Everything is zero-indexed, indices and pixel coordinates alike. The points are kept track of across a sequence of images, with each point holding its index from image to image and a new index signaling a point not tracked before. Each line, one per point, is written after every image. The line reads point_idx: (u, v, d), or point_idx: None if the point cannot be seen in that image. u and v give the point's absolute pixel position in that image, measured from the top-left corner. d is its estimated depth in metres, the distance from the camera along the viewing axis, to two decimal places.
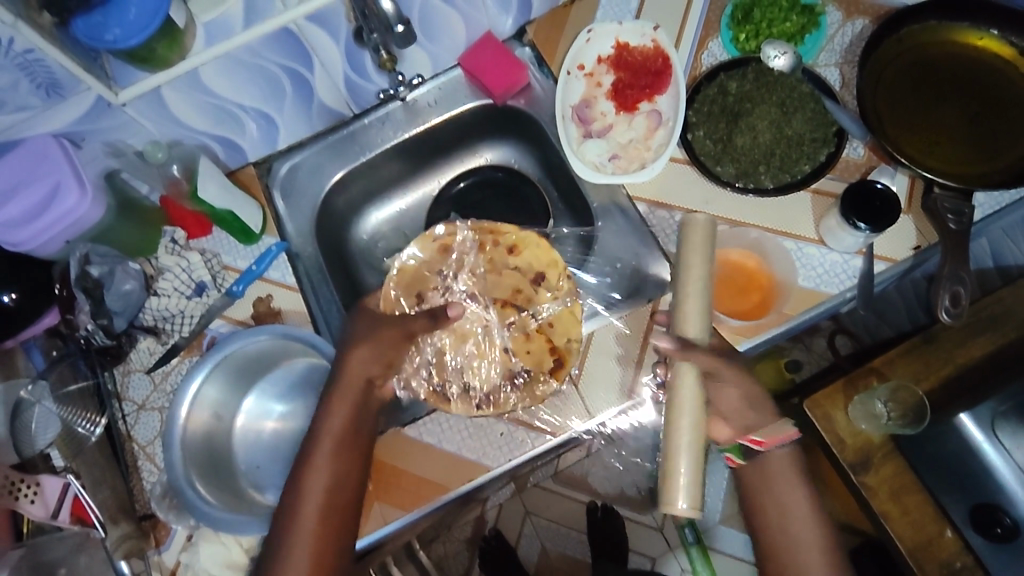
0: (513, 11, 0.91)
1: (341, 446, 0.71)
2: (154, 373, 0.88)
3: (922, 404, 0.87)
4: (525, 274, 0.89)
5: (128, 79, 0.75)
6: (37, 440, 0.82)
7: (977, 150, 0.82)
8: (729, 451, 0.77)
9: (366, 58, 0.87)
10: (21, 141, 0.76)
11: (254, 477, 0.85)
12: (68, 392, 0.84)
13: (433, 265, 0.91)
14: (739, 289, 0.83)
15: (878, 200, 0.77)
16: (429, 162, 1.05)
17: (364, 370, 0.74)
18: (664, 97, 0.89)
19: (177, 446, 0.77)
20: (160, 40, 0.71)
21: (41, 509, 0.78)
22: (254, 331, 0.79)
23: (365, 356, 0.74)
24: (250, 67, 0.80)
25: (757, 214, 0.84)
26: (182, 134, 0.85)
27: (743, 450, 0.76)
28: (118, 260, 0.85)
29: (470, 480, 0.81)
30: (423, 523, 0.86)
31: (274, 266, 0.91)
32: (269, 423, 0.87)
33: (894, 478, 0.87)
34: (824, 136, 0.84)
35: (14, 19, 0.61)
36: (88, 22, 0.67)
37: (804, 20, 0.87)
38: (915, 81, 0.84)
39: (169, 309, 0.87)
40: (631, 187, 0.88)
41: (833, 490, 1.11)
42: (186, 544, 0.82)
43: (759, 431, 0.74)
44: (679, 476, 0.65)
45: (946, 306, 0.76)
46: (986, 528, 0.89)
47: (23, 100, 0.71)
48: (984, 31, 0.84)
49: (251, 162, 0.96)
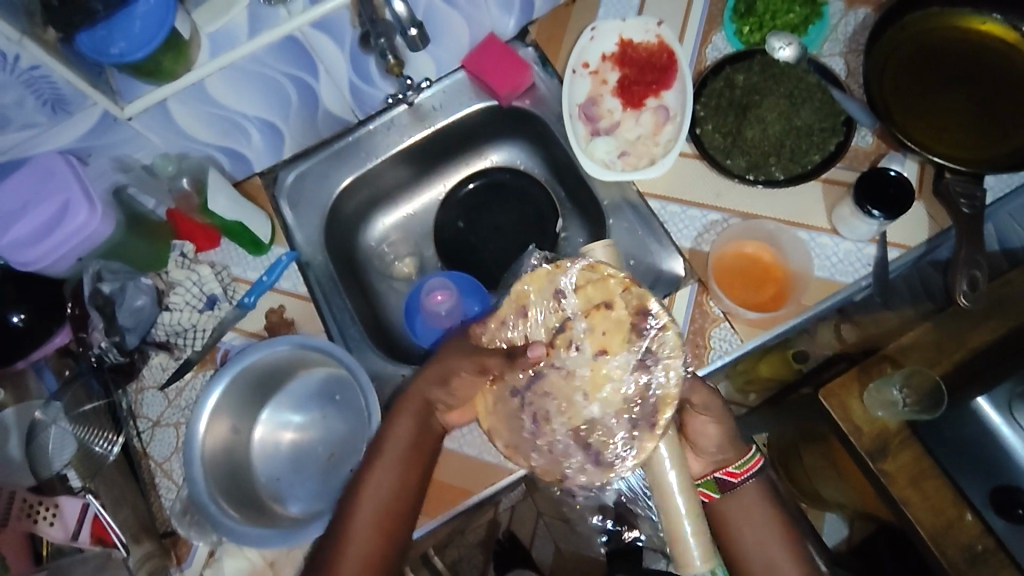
0: (516, 12, 0.90)
1: (377, 543, 0.70)
2: (168, 390, 0.86)
3: (938, 389, 0.87)
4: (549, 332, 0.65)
5: (134, 93, 0.74)
6: (53, 461, 0.80)
7: (984, 133, 0.82)
8: (704, 485, 0.75)
9: (371, 64, 0.87)
10: (27, 159, 0.75)
11: (274, 490, 0.84)
12: (82, 412, 0.82)
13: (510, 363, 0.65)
14: (755, 281, 0.82)
15: (891, 187, 0.78)
16: (434, 166, 1.04)
17: (426, 391, 0.72)
18: (671, 92, 0.89)
19: (197, 462, 0.77)
20: (166, 52, 0.69)
21: (61, 531, 0.76)
22: (272, 342, 0.79)
23: (432, 377, 0.71)
24: (255, 76, 0.78)
25: (770, 205, 0.85)
26: (190, 147, 0.84)
27: (719, 484, 0.74)
28: (130, 276, 0.85)
29: (492, 484, 0.80)
30: (441, 530, 0.86)
31: (285, 276, 0.90)
32: (287, 434, 0.86)
33: (913, 464, 0.87)
34: (833, 126, 0.85)
35: (20, 35, 0.60)
36: (92, 37, 0.65)
37: (807, 12, 0.87)
38: (920, 67, 0.85)
39: (181, 323, 0.86)
40: (640, 184, 0.88)
41: (846, 477, 1.10)
42: (209, 560, 0.81)
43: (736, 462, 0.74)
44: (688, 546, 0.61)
45: (964, 290, 0.76)
46: (1006, 509, 0.85)
47: (29, 118, 0.69)
48: (987, 16, 0.84)
49: (257, 173, 0.95)
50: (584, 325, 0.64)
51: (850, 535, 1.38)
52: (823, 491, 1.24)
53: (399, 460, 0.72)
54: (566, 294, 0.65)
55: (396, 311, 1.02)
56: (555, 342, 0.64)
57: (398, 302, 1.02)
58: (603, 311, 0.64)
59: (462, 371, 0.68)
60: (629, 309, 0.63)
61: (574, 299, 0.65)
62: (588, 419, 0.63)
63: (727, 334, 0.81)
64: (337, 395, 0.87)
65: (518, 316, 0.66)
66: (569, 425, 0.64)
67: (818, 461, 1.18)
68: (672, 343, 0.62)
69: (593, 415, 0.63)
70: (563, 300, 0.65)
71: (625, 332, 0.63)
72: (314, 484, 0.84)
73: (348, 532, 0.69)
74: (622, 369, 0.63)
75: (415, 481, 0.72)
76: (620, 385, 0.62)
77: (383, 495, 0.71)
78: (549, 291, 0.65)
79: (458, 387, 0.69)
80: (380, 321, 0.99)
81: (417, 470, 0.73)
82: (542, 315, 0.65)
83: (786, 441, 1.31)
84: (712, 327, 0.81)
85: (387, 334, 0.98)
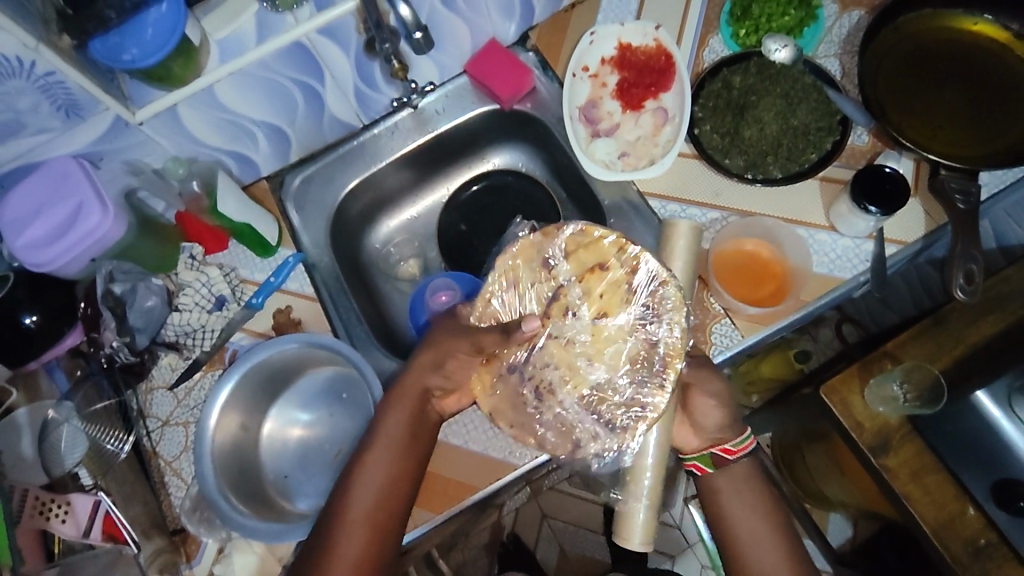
0: (517, 18, 0.92)
1: (370, 542, 0.69)
2: (177, 390, 0.88)
3: (939, 383, 0.87)
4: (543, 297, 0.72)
5: (145, 98, 0.75)
6: (65, 459, 0.81)
7: (978, 131, 0.83)
8: (698, 460, 0.77)
9: (375, 69, 0.88)
10: (41, 163, 0.77)
11: (282, 487, 0.85)
12: (93, 411, 0.84)
13: (506, 326, 0.71)
14: (755, 278, 0.84)
15: (887, 184, 0.79)
16: (437, 169, 1.06)
17: (423, 380, 0.75)
18: (669, 94, 0.90)
19: (207, 457, 0.78)
20: (177, 58, 0.71)
21: (73, 528, 0.77)
22: (281, 340, 0.81)
23: (427, 363, 0.75)
24: (263, 81, 0.80)
25: (769, 204, 0.86)
26: (199, 151, 0.86)
27: (713, 459, 0.77)
28: (141, 277, 0.87)
29: (497, 480, 0.81)
30: (448, 528, 0.86)
31: (292, 278, 0.92)
32: (295, 431, 0.87)
33: (914, 459, 0.87)
34: (829, 125, 0.86)
35: (36, 41, 0.62)
36: (104, 43, 0.67)
37: (802, 14, 0.89)
38: (914, 67, 0.86)
39: (190, 324, 0.88)
40: (640, 184, 0.90)
41: (849, 476, 1.11)
42: (218, 556, 0.82)
43: (732, 440, 0.77)
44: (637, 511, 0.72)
45: (960, 283, 0.77)
46: (1007, 502, 0.86)
47: (45, 122, 0.71)
48: (978, 17, 0.86)
49: (264, 177, 0.97)
50: (579, 290, 0.72)
51: (854, 537, 1.38)
52: (827, 491, 1.25)
53: (390, 457, 0.72)
54: (556, 261, 0.73)
55: (400, 312, 1.03)
56: (550, 313, 0.72)
57: (402, 302, 1.04)
58: (597, 274, 0.71)
59: (457, 351, 0.74)
60: (623, 267, 0.71)
61: (567, 266, 0.72)
62: (593, 383, 0.71)
63: (728, 329, 0.82)
64: (344, 393, 0.88)
65: (507, 288, 0.73)
66: (574, 395, 0.72)
67: (821, 460, 1.19)
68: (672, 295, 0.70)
69: (598, 379, 0.71)
70: (553, 269, 0.73)
71: (623, 292, 0.71)
72: (321, 481, 0.85)
73: (340, 532, 0.69)
74: (623, 327, 0.71)
75: (409, 475, 0.73)
76: (619, 345, 0.71)
77: (375, 492, 0.71)
78: (537, 261, 0.73)
79: (454, 370, 0.75)
80: (385, 321, 1.00)
81: (411, 466, 0.73)
82: (532, 285, 0.73)
83: (789, 442, 1.32)
84: (713, 323, 0.83)
85: (392, 334, 1.00)
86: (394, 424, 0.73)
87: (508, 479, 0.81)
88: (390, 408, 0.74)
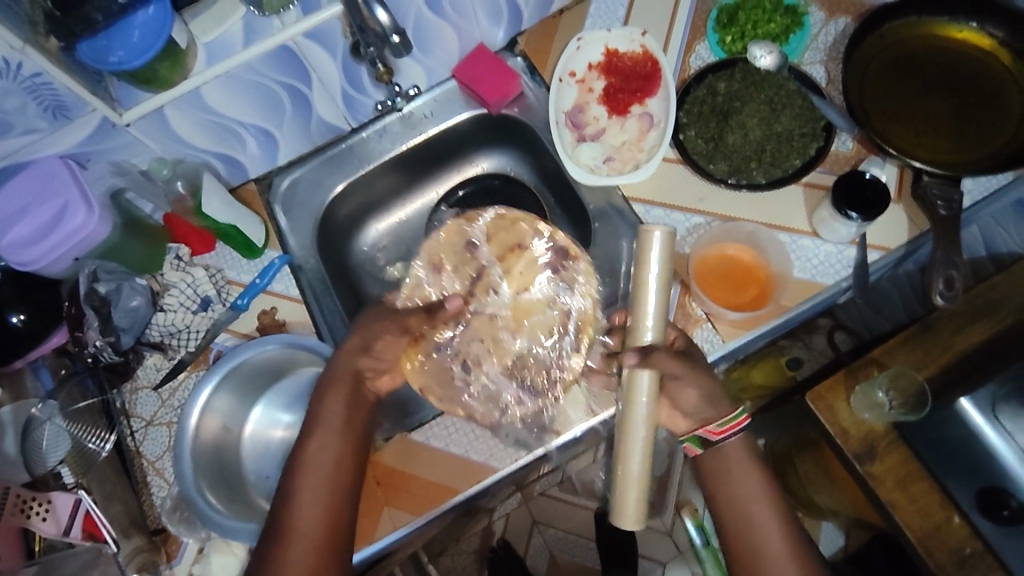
0: (504, 22, 0.93)
1: (323, 538, 0.68)
2: (162, 390, 0.88)
3: (924, 392, 0.87)
4: (464, 276, 0.88)
5: (132, 100, 0.76)
6: (48, 457, 0.82)
7: (963, 138, 0.83)
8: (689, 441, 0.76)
9: (362, 73, 0.89)
10: (27, 163, 0.77)
11: (263, 487, 0.85)
12: (77, 409, 0.84)
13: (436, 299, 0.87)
14: (735, 284, 0.84)
15: (868, 190, 0.79)
16: (425, 173, 1.07)
17: (353, 362, 0.76)
18: (655, 100, 0.91)
19: (187, 457, 0.78)
20: (163, 61, 0.72)
21: (53, 526, 0.77)
22: (262, 341, 0.81)
23: (356, 347, 0.76)
24: (249, 84, 0.81)
25: (751, 209, 0.86)
26: (186, 153, 0.87)
27: (702, 440, 0.75)
28: (125, 277, 0.87)
29: (478, 483, 0.81)
30: (430, 531, 0.86)
31: (278, 280, 0.93)
32: (278, 432, 0.88)
33: (899, 466, 0.86)
34: (813, 131, 0.87)
35: (23, 43, 0.62)
36: (92, 46, 0.68)
37: (788, 21, 0.89)
38: (899, 75, 0.86)
39: (175, 324, 0.89)
40: (625, 188, 0.90)
41: (839, 485, 1.11)
42: (198, 556, 0.83)
43: (716, 420, 0.74)
44: (630, 489, 0.68)
45: (940, 290, 0.76)
46: (993, 511, 0.82)
47: (31, 123, 0.72)
48: (964, 24, 0.86)
49: (252, 179, 0.98)
50: (499, 269, 0.88)
51: (847, 546, 1.38)
52: (817, 499, 1.25)
53: (337, 443, 0.73)
54: (478, 244, 0.90)
55: None
56: (474, 290, 0.88)
57: None
58: (509, 252, 0.89)
59: (387, 334, 0.78)
60: (535, 246, 0.88)
61: (489, 249, 0.89)
62: (516, 351, 0.86)
63: (709, 335, 0.82)
64: None
65: (434, 273, 0.88)
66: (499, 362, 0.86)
67: (811, 468, 1.18)
68: (635, 290, 0.69)
69: (519, 349, 0.86)
70: (476, 251, 0.89)
71: (539, 270, 0.87)
72: None
73: (292, 521, 0.68)
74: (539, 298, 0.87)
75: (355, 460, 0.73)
76: (541, 317, 0.87)
77: (326, 476, 0.71)
78: (462, 245, 0.90)
79: (383, 351, 0.78)
80: None
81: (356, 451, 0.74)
82: (458, 266, 0.89)
83: (781, 449, 1.31)
84: (694, 328, 0.82)
85: None
86: (335, 411, 0.74)
87: (491, 483, 0.81)
88: (329, 395, 0.75)
